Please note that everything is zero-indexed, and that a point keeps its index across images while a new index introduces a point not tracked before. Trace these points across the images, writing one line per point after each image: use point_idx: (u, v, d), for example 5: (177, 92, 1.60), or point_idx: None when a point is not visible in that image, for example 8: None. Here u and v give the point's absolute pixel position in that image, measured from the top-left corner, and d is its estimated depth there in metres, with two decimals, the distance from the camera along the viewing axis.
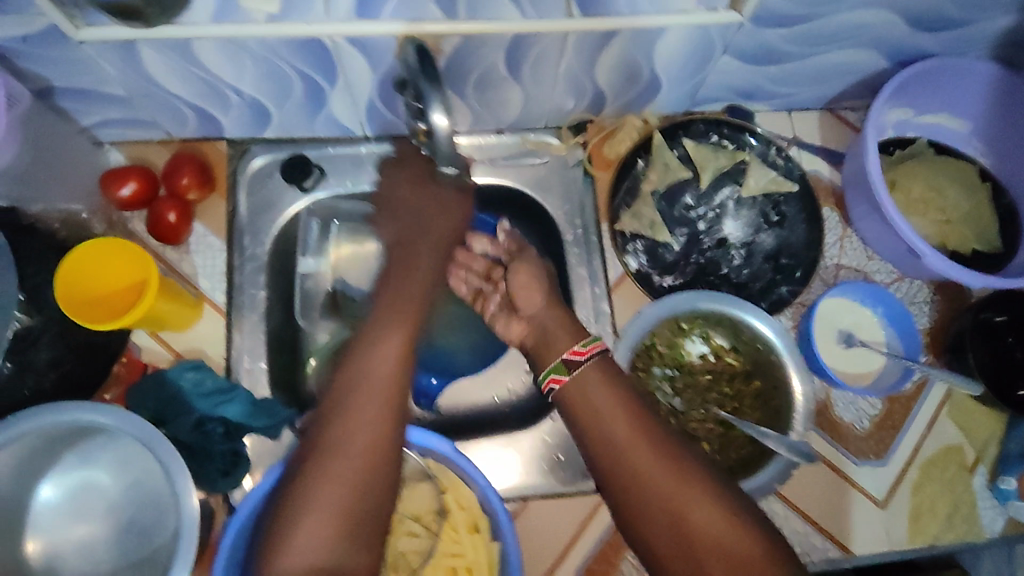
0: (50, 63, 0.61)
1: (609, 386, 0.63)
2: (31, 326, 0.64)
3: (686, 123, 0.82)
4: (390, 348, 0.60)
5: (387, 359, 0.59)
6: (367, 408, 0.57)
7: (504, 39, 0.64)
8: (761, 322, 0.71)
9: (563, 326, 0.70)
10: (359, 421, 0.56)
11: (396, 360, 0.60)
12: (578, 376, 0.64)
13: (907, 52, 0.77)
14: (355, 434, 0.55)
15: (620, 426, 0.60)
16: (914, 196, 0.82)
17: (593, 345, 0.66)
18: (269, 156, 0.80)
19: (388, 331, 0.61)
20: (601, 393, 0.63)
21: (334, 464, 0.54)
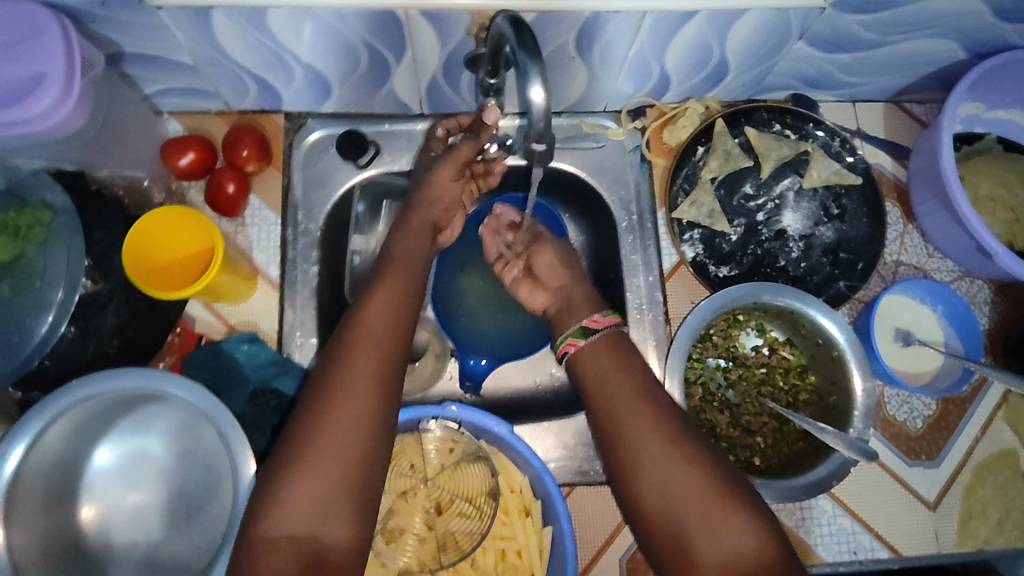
0: (126, 27, 0.62)
1: (612, 361, 0.62)
2: (97, 292, 0.65)
3: (748, 111, 0.81)
4: (374, 335, 0.56)
5: (372, 347, 0.56)
6: (353, 384, 0.54)
7: (578, 17, 0.64)
8: (825, 318, 0.69)
9: (584, 300, 0.69)
10: (343, 399, 0.53)
11: (380, 348, 0.56)
12: (590, 344, 0.64)
13: (986, 43, 0.74)
14: (339, 412, 0.52)
15: (617, 402, 0.59)
16: (981, 194, 0.79)
17: (610, 317, 0.65)
18: (325, 131, 0.80)
19: (374, 306, 0.59)
20: (607, 364, 0.62)
21: (321, 443, 0.51)
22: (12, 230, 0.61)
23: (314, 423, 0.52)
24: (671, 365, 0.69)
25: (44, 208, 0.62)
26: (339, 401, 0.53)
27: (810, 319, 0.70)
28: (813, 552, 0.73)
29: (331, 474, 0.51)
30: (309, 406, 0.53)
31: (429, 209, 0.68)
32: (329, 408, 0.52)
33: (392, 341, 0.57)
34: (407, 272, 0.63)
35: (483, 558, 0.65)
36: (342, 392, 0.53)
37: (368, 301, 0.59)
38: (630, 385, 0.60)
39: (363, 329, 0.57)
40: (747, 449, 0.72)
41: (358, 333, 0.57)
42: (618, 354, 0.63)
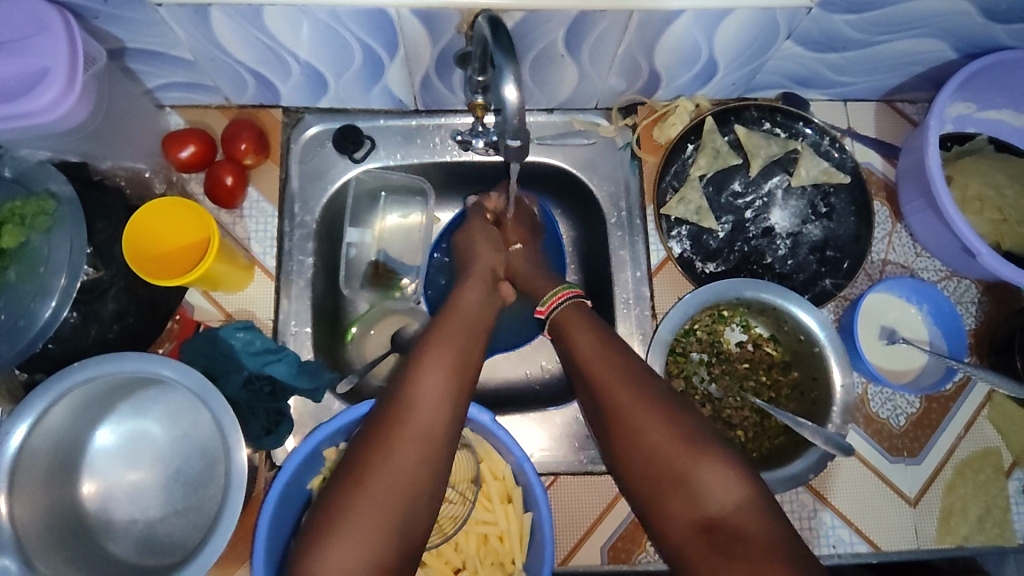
0: (128, 23, 0.65)
1: (590, 332, 0.67)
2: (98, 279, 0.67)
3: (738, 109, 0.81)
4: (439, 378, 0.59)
5: (437, 390, 0.58)
6: (400, 453, 0.54)
7: (566, 16, 0.65)
8: (804, 312, 0.70)
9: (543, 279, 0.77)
10: (391, 469, 0.53)
11: (446, 391, 0.59)
12: (556, 317, 0.70)
13: (975, 44, 0.74)
14: (386, 480, 0.53)
15: (594, 370, 0.63)
16: (969, 194, 0.79)
17: (553, 298, 0.71)
18: (323, 126, 0.82)
19: (426, 383, 0.59)
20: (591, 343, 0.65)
21: (364, 504, 0.52)
22: (20, 218, 0.63)
23: (357, 493, 0.52)
24: (652, 358, 0.70)
25: (49, 197, 0.64)
26: (387, 473, 0.53)
27: (791, 314, 0.71)
28: None
29: (370, 533, 0.51)
30: (354, 471, 0.54)
31: (484, 270, 0.76)
32: (376, 477, 0.53)
33: (443, 416, 0.58)
34: (460, 348, 0.63)
35: (466, 542, 0.67)
36: (390, 463, 0.54)
37: (418, 372, 0.60)
38: (606, 354, 0.64)
39: (417, 403, 0.57)
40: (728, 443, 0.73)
41: (410, 407, 0.57)
42: (589, 326, 0.68)
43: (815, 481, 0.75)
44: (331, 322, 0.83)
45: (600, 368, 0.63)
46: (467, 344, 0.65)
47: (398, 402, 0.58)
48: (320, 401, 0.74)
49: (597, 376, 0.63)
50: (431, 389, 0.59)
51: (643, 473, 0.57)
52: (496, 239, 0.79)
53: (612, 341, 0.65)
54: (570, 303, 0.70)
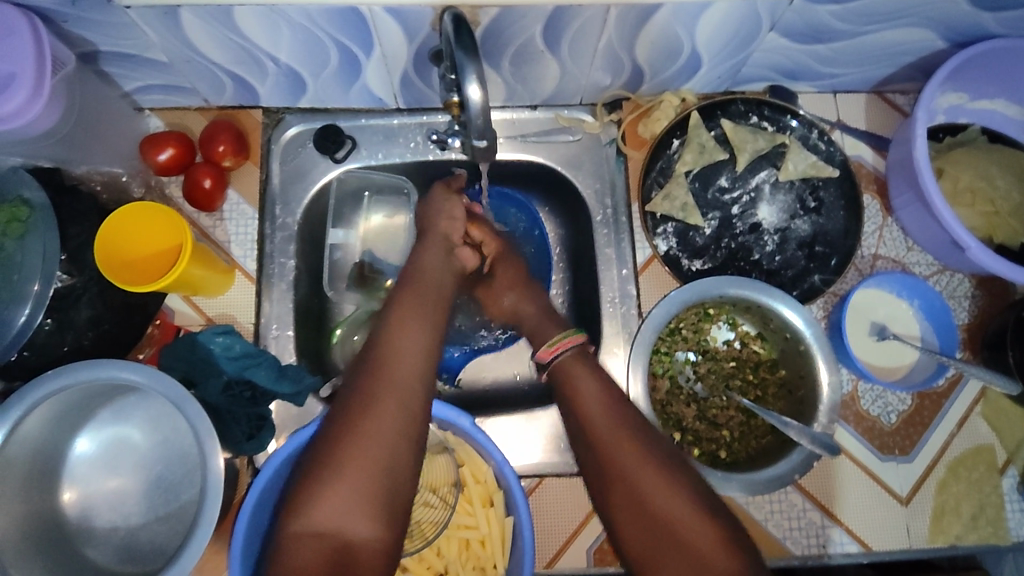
0: (97, 26, 0.64)
1: (593, 380, 0.65)
2: (72, 286, 0.66)
3: (725, 103, 0.80)
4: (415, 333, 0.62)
5: (413, 345, 0.61)
6: (388, 403, 0.56)
7: (543, 11, 0.64)
8: (790, 310, 0.69)
9: (551, 320, 0.74)
10: (381, 419, 0.55)
11: (422, 347, 0.61)
12: (554, 369, 0.67)
13: (965, 32, 0.73)
14: (375, 425, 0.55)
15: (595, 422, 0.61)
16: (960, 186, 0.78)
17: (557, 348, 0.68)
18: (303, 126, 0.81)
19: (406, 333, 0.61)
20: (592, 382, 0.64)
21: (356, 451, 0.54)
22: None
23: (348, 441, 0.54)
24: (635, 360, 0.69)
25: (22, 204, 0.64)
26: (376, 420, 0.55)
27: (777, 312, 0.70)
28: (781, 545, 0.72)
29: (363, 480, 0.53)
30: (344, 420, 0.55)
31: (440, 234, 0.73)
32: (366, 424, 0.55)
33: (420, 363, 0.60)
34: (431, 303, 0.66)
35: (447, 546, 0.67)
36: (378, 409, 0.56)
37: (395, 327, 0.62)
38: (610, 407, 0.62)
39: (397, 357, 0.59)
40: (713, 443, 0.72)
41: (390, 356, 0.59)
42: (591, 377, 0.65)
43: (804, 480, 0.74)
44: (315, 324, 0.83)
45: (602, 420, 0.61)
46: (438, 303, 0.67)
47: (380, 354, 0.60)
48: (302, 405, 0.74)
49: (598, 433, 0.60)
50: (409, 343, 0.61)
51: (634, 515, 0.56)
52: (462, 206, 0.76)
53: (614, 394, 0.63)
54: (579, 349, 0.68)
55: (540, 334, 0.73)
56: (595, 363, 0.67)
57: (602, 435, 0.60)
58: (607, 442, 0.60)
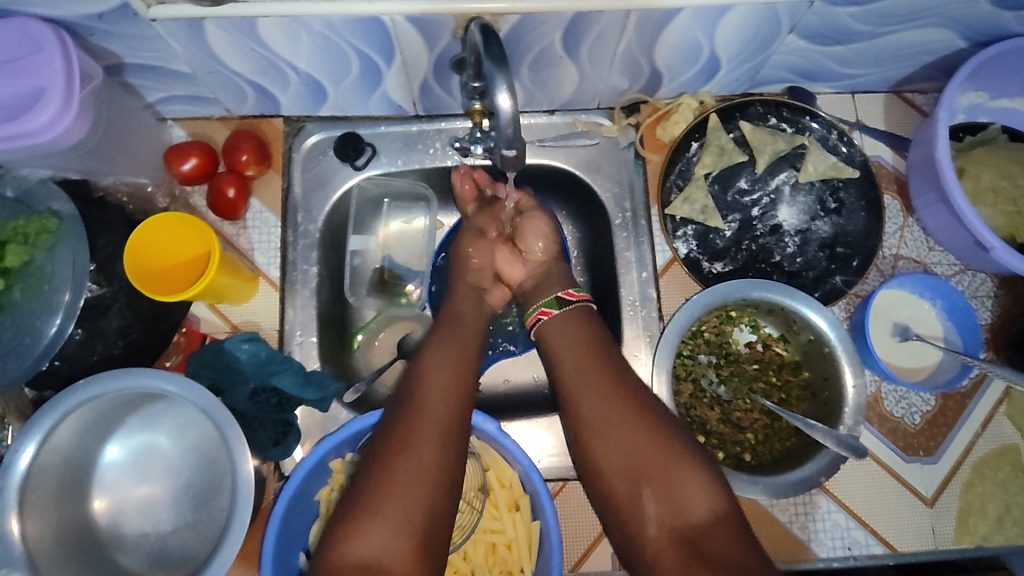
0: (124, 39, 0.65)
1: (582, 335, 0.71)
2: (102, 295, 0.67)
3: (743, 105, 0.80)
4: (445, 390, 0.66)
5: (443, 400, 0.65)
6: (426, 443, 0.62)
7: (563, 18, 0.64)
8: (813, 312, 0.69)
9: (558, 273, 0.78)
10: (420, 458, 0.61)
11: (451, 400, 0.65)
12: (564, 313, 0.72)
13: (986, 31, 0.72)
14: (415, 464, 0.61)
15: (586, 384, 0.67)
16: (982, 185, 0.77)
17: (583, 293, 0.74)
18: (323, 134, 0.82)
19: (434, 388, 0.66)
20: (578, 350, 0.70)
21: (396, 487, 0.60)
22: (23, 237, 0.64)
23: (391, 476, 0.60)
24: (659, 363, 0.69)
25: (51, 216, 0.65)
26: (415, 459, 0.61)
27: (800, 314, 0.70)
28: (806, 546, 0.72)
29: (404, 516, 0.59)
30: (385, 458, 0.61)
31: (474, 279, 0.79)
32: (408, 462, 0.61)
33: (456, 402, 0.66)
34: (465, 349, 0.71)
35: (474, 551, 0.68)
36: (418, 447, 0.61)
37: (432, 369, 0.68)
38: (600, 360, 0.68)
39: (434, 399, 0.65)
40: (737, 446, 0.72)
41: (427, 396, 0.65)
42: (587, 332, 0.71)
43: (829, 483, 0.73)
44: (337, 330, 0.83)
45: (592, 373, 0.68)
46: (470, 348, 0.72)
47: (418, 395, 0.65)
48: (326, 411, 0.74)
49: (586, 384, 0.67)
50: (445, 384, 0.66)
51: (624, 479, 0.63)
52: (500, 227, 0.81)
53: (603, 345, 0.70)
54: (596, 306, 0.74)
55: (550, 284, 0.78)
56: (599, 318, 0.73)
57: (588, 388, 0.67)
58: (591, 395, 0.67)
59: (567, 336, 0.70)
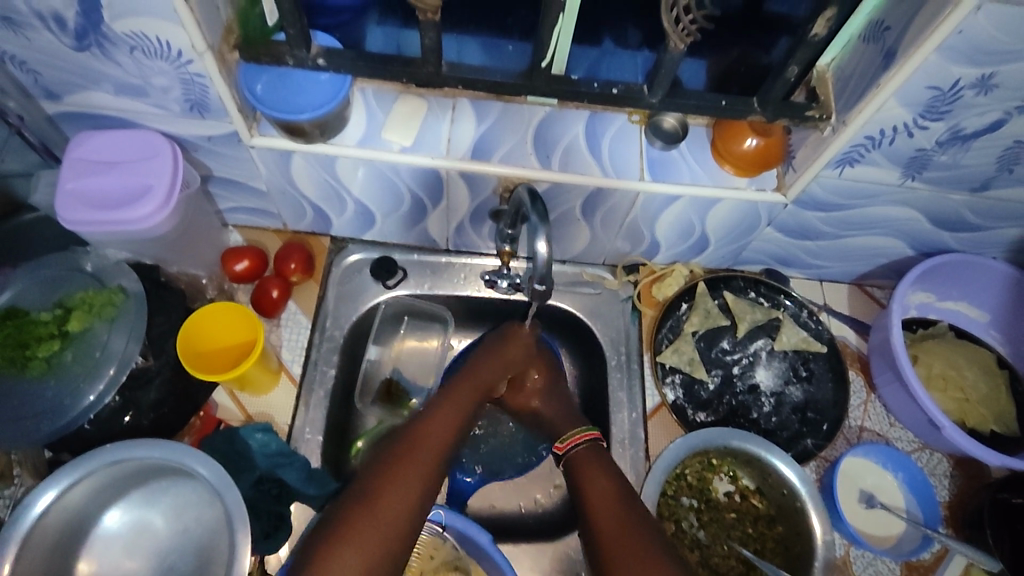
0: (223, 158, 0.78)
1: (598, 465, 0.74)
2: (146, 368, 0.73)
3: (727, 278, 0.93)
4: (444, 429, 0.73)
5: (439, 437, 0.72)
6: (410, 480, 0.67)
7: (585, 190, 0.79)
8: (786, 466, 0.76)
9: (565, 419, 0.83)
10: (401, 498, 0.66)
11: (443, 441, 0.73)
12: (575, 452, 0.76)
13: (930, 245, 0.88)
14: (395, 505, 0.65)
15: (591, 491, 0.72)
16: (934, 372, 0.88)
17: (585, 432, 0.77)
18: (363, 255, 0.93)
19: (435, 425, 0.74)
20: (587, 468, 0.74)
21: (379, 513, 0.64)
22: (88, 307, 0.72)
23: (362, 516, 0.64)
24: (645, 498, 0.74)
25: (119, 291, 0.73)
26: (395, 495, 0.66)
27: (774, 467, 0.76)
28: None
29: (382, 539, 0.63)
30: (367, 492, 0.66)
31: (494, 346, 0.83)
32: (389, 497, 0.65)
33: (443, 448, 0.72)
34: (455, 416, 0.76)
35: None
36: (400, 480, 0.67)
37: (432, 420, 0.74)
38: (609, 483, 0.72)
39: (422, 455, 0.70)
40: None
41: (420, 440, 0.72)
42: (601, 463, 0.74)
43: None
44: (341, 432, 0.88)
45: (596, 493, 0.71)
46: (460, 409, 0.77)
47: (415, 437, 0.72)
48: (320, 510, 0.77)
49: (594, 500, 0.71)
50: (441, 430, 0.73)
51: None
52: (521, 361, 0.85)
53: (613, 476, 0.73)
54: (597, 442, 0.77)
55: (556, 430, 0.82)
56: (606, 451, 0.76)
57: (598, 509, 0.70)
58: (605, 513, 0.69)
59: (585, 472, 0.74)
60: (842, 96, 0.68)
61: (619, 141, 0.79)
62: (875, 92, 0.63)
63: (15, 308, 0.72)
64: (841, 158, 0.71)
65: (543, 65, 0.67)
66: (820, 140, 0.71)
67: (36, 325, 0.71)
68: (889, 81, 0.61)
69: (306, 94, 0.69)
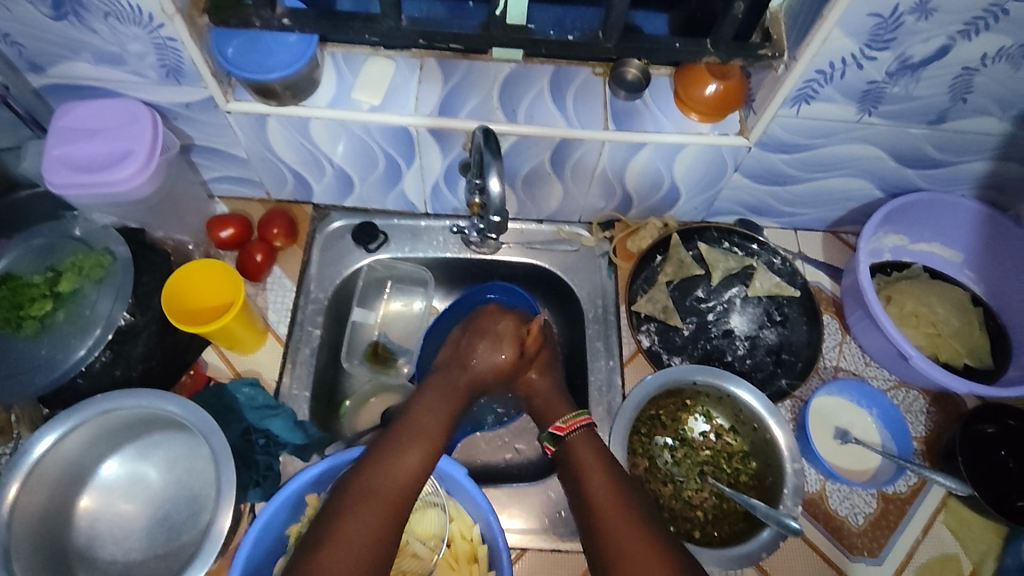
0: (201, 125, 0.81)
1: (597, 454, 0.72)
2: (134, 323, 0.77)
3: (701, 230, 0.95)
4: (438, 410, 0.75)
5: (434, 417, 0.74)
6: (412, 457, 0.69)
7: (552, 142, 0.80)
8: (753, 396, 0.78)
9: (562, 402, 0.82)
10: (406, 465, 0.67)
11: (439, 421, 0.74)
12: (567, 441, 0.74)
13: (898, 185, 0.89)
14: (395, 480, 0.66)
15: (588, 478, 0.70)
16: (906, 310, 0.89)
17: (572, 422, 0.75)
18: (345, 221, 0.96)
19: (426, 408, 0.75)
20: (585, 452, 0.72)
21: (376, 488, 0.65)
22: (78, 269, 0.76)
23: (360, 491, 0.64)
24: (615, 434, 0.77)
25: (107, 253, 0.77)
26: (373, 503, 0.64)
27: (743, 401, 0.78)
28: None
29: (379, 514, 0.63)
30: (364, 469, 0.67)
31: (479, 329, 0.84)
32: (391, 469, 0.67)
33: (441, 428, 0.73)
34: (439, 419, 0.74)
35: None
36: (399, 457, 0.68)
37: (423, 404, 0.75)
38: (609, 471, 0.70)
39: (417, 433, 0.70)
40: (688, 522, 0.77)
41: (413, 422, 0.73)
42: (596, 449, 0.72)
43: (766, 564, 0.76)
44: (329, 392, 0.91)
45: (600, 490, 0.68)
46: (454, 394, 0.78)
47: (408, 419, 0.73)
48: (307, 460, 0.80)
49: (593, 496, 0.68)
50: (435, 412, 0.75)
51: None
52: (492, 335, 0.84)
53: (617, 472, 0.70)
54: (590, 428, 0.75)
55: (555, 412, 0.81)
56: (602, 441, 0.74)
57: (601, 507, 0.67)
58: (604, 502, 0.67)
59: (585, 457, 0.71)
60: (793, 33, 0.70)
61: (583, 94, 0.81)
62: (820, 23, 0.64)
63: (9, 274, 0.76)
64: (797, 95, 0.73)
65: (499, 15, 0.70)
66: (775, 78, 0.73)
67: (28, 287, 0.75)
68: (831, 11, 0.63)
69: (274, 55, 0.72)
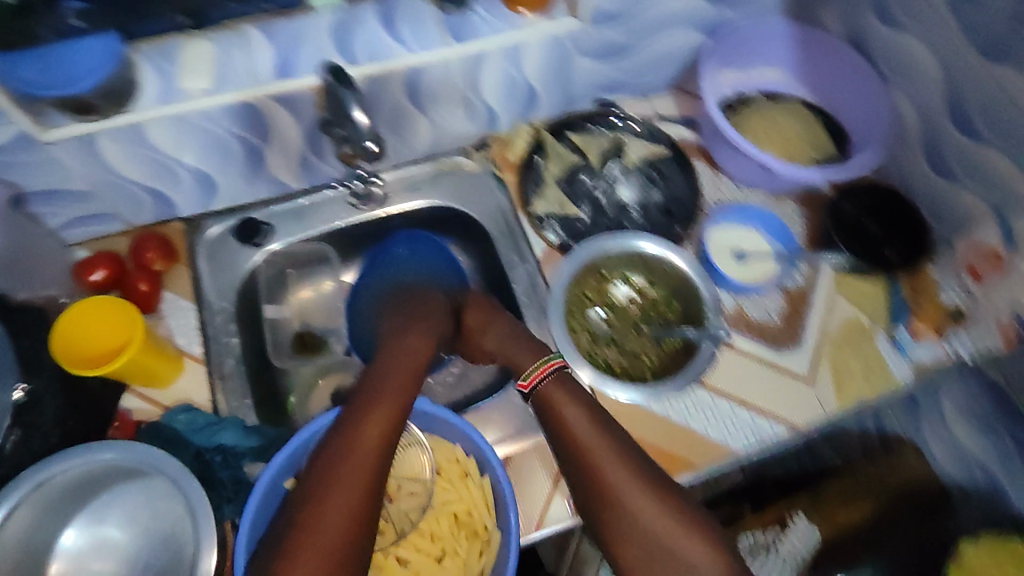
0: (22, 168, 0.74)
1: (572, 396, 0.72)
2: (32, 393, 0.71)
3: (567, 122, 0.99)
4: (405, 360, 0.76)
5: (403, 367, 0.75)
6: (381, 414, 0.68)
7: (399, 74, 0.81)
8: (650, 241, 0.88)
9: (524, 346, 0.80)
10: (379, 421, 0.67)
11: (409, 371, 0.75)
12: (541, 387, 0.73)
13: (716, 25, 0.97)
14: (370, 438, 0.66)
15: (565, 423, 0.70)
16: (757, 133, 0.98)
17: (533, 376, 0.74)
18: (221, 225, 0.91)
19: (389, 355, 0.77)
20: (561, 397, 0.72)
21: (351, 452, 0.64)
22: None
23: (335, 462, 0.63)
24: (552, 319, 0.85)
25: None
26: (348, 465, 0.63)
27: (644, 248, 0.88)
28: (721, 444, 0.80)
29: (353, 477, 0.62)
30: (340, 436, 0.66)
31: (414, 295, 0.88)
32: (364, 426, 0.66)
33: (411, 377, 0.74)
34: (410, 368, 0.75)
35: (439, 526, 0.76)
36: (375, 414, 0.68)
37: (387, 352, 0.77)
38: (588, 409, 0.71)
39: (385, 387, 0.71)
40: (640, 369, 0.85)
41: (381, 378, 0.73)
42: (568, 393, 0.72)
43: (710, 378, 0.84)
44: (274, 392, 0.89)
45: (583, 431, 0.69)
46: (414, 343, 0.79)
47: (374, 375, 0.74)
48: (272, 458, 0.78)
49: (581, 447, 0.68)
50: (401, 363, 0.75)
51: (621, 532, 0.65)
52: (442, 317, 0.85)
53: (600, 414, 0.70)
54: (561, 369, 0.75)
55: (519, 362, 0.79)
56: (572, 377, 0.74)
57: (584, 451, 0.68)
58: (589, 446, 0.68)
59: (563, 400, 0.71)
60: None
61: (411, 17, 0.80)
62: None
63: None
64: None
65: None
66: None
67: None
68: None
69: (76, 62, 0.66)
